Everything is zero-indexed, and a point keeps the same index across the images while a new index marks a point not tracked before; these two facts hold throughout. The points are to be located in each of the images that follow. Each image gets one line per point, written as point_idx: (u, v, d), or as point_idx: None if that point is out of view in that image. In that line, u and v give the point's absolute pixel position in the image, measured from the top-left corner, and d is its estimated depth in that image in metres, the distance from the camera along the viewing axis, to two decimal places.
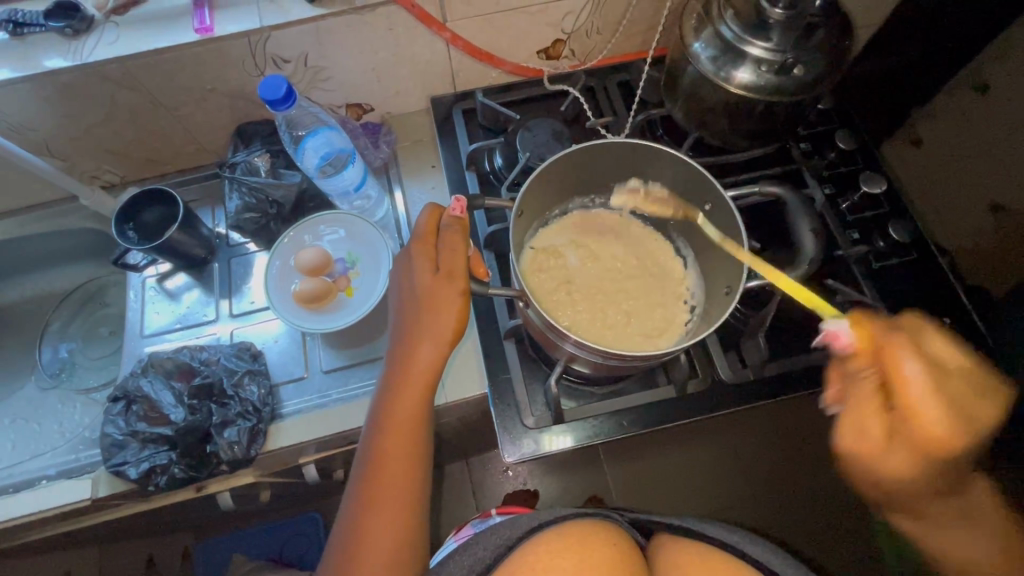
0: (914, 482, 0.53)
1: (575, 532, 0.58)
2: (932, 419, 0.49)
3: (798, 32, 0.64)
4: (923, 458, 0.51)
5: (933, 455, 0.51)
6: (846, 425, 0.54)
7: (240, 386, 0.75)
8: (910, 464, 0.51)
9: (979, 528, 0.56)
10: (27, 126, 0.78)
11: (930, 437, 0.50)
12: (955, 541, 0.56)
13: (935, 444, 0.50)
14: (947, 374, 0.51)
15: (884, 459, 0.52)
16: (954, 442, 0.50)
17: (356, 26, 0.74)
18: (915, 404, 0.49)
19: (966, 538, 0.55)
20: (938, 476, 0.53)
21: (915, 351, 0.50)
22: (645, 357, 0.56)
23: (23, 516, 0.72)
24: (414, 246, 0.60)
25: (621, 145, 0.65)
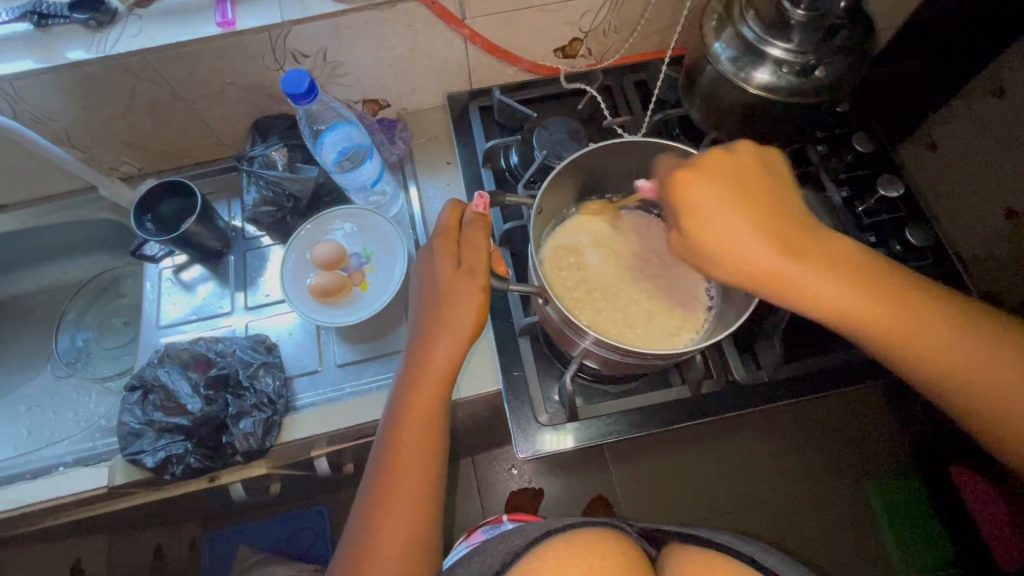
0: (797, 272, 0.51)
1: (585, 539, 0.59)
2: (725, 196, 0.51)
3: (820, 32, 0.63)
4: (751, 233, 0.51)
5: (750, 230, 0.51)
6: (679, 243, 0.55)
7: (256, 378, 0.76)
8: (760, 251, 0.51)
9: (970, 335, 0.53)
10: (48, 117, 0.79)
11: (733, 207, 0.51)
12: (870, 303, 0.52)
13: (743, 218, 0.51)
14: (729, 182, 0.52)
15: (721, 239, 0.51)
16: (758, 207, 0.52)
17: (375, 22, 0.75)
18: (717, 218, 0.51)
19: (870, 304, 0.52)
20: (803, 261, 0.51)
21: (698, 176, 0.51)
22: (663, 356, 0.56)
23: (40, 502, 0.72)
24: (435, 241, 0.61)
25: (642, 144, 0.65)
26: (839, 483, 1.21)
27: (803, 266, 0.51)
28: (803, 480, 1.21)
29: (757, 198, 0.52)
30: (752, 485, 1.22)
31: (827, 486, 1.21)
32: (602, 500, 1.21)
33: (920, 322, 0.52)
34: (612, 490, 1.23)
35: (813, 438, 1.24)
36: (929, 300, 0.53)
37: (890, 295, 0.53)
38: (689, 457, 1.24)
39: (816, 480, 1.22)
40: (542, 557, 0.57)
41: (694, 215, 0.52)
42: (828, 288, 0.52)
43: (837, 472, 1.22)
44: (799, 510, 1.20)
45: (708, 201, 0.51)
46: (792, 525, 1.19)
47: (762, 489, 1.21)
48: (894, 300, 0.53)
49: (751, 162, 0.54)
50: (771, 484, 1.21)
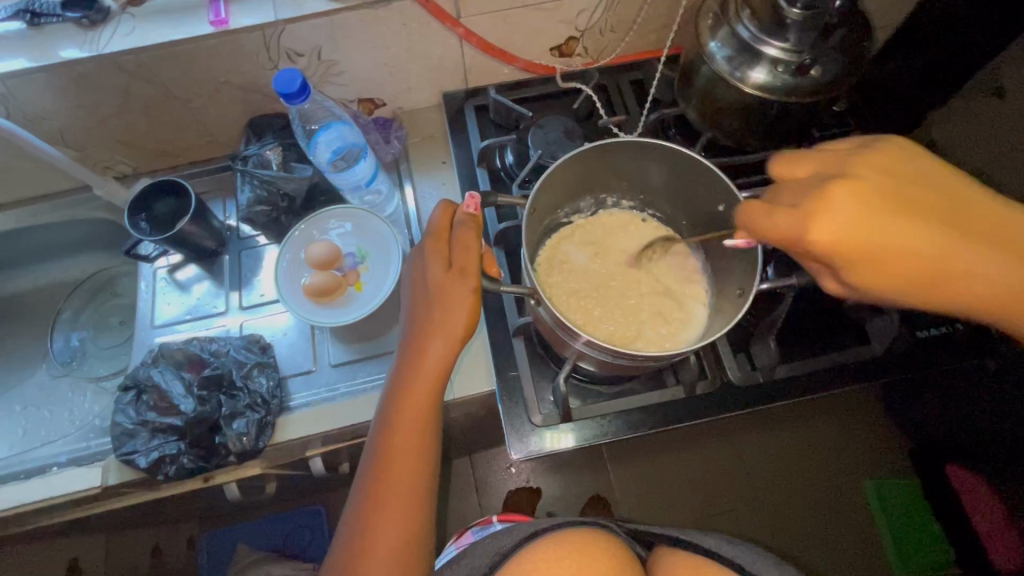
0: (931, 254, 0.42)
1: (574, 541, 0.59)
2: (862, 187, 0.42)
3: (817, 30, 0.63)
4: (904, 227, 0.42)
5: (900, 220, 0.42)
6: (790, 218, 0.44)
7: (249, 378, 0.75)
8: (885, 222, 0.42)
9: None
10: (42, 116, 0.78)
11: (874, 207, 0.42)
12: (1001, 286, 0.44)
13: (880, 211, 0.42)
14: (838, 168, 0.45)
15: (861, 236, 0.41)
16: (894, 195, 0.42)
17: (370, 21, 0.74)
18: (853, 214, 0.42)
19: (1011, 266, 0.43)
20: (953, 256, 0.42)
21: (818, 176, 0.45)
22: (656, 357, 0.56)
23: (33, 502, 0.72)
24: (427, 242, 0.60)
25: (636, 144, 0.65)
26: (836, 483, 1.21)
27: (954, 245, 0.42)
28: (800, 481, 1.21)
29: (905, 188, 0.43)
30: (749, 486, 1.21)
31: (824, 486, 1.21)
32: (599, 500, 1.21)
33: None
34: (609, 489, 1.23)
35: (807, 439, 1.24)
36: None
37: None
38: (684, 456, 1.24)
39: (814, 480, 1.21)
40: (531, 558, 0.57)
41: (831, 209, 0.42)
42: (980, 266, 0.43)
43: (834, 473, 1.22)
44: (797, 511, 1.20)
45: (844, 198, 0.42)
46: (788, 525, 1.19)
47: (759, 489, 1.21)
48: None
49: (884, 150, 0.45)
50: (769, 484, 1.21)
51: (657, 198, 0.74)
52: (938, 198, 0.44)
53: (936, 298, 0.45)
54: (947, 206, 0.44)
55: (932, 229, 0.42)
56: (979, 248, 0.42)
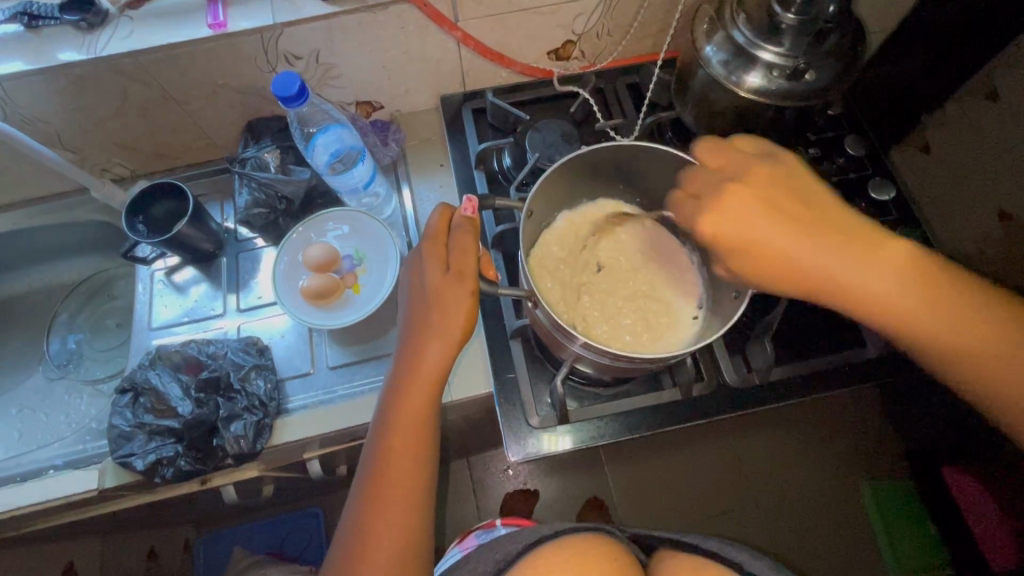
0: (818, 261, 0.53)
1: (578, 545, 0.59)
2: (749, 186, 0.54)
3: (811, 36, 0.64)
4: (778, 231, 0.53)
5: (777, 220, 0.53)
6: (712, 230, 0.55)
7: (247, 381, 0.75)
8: (781, 232, 0.53)
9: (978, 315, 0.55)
10: (39, 118, 0.78)
11: (756, 203, 0.53)
12: (896, 293, 0.54)
13: (765, 208, 0.53)
14: (737, 174, 0.56)
15: (755, 237, 0.53)
16: (776, 201, 0.54)
17: (368, 24, 0.75)
18: (752, 224, 0.53)
19: (899, 283, 0.54)
20: (826, 256, 0.53)
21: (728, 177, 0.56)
22: (651, 360, 0.56)
23: (29, 505, 0.72)
24: (424, 245, 0.60)
25: (633, 147, 0.65)
26: (833, 485, 1.22)
27: (816, 250, 0.53)
28: (797, 482, 1.22)
29: (784, 203, 0.54)
30: (747, 487, 1.22)
31: (820, 488, 1.21)
32: (597, 501, 1.22)
33: (935, 300, 0.54)
34: (606, 491, 1.24)
35: (806, 441, 1.23)
36: (942, 282, 0.55)
37: (905, 277, 0.54)
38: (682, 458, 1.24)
39: (811, 482, 1.22)
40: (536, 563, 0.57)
41: (723, 208, 0.54)
42: (846, 272, 0.53)
43: (831, 475, 1.22)
44: (793, 512, 1.21)
45: (731, 198, 0.54)
46: (783, 527, 1.19)
47: (756, 492, 1.21)
48: (904, 278, 0.54)
49: (777, 166, 0.56)
50: (766, 486, 1.21)
51: (653, 200, 0.75)
52: (829, 210, 0.55)
53: (827, 298, 0.56)
54: (843, 224, 0.55)
55: (802, 236, 0.53)
56: (843, 256, 0.54)
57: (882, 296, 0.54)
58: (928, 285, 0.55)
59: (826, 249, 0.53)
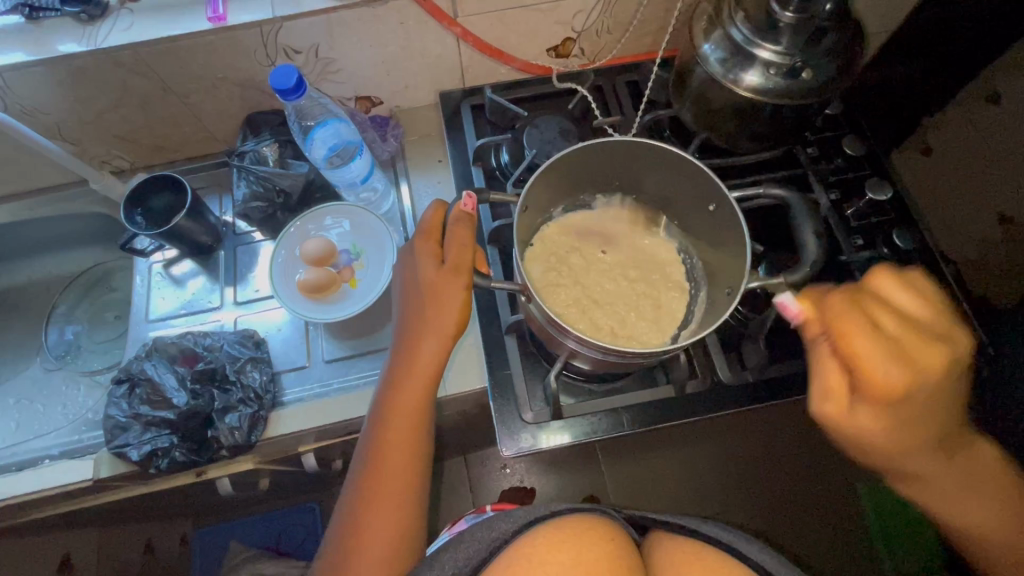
0: None
1: (572, 526, 0.56)
2: (918, 369, 0.47)
3: (808, 34, 0.64)
4: None
5: (896, 417, 0.49)
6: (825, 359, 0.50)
7: (243, 372, 0.76)
8: None
9: (909, 442, 0.52)
10: (39, 109, 0.78)
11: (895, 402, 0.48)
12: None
13: (919, 391, 0.48)
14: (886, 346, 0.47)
15: None
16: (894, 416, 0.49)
17: (367, 19, 0.74)
18: None
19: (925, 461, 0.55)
20: (941, 377, 0.48)
21: (864, 330, 0.47)
22: (645, 354, 0.56)
23: (25, 494, 0.73)
24: (419, 240, 0.61)
25: (624, 143, 0.65)
26: (835, 482, 1.25)
27: None
28: (800, 480, 1.25)
29: None
30: (742, 483, 1.24)
31: (829, 487, 1.25)
32: (592, 498, 1.23)
33: (907, 424, 0.50)
34: (602, 489, 1.25)
35: (801, 438, 1.27)
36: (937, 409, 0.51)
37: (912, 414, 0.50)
38: (676, 457, 1.27)
39: (820, 479, 1.25)
40: (530, 546, 0.54)
41: (903, 393, 0.47)
42: (912, 447, 0.53)
43: (836, 479, 1.25)
44: (797, 511, 1.23)
45: (903, 377, 0.47)
46: (785, 518, 1.22)
47: (754, 491, 1.24)
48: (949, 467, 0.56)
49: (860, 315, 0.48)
50: (758, 485, 1.24)
51: (648, 198, 0.75)
52: None
53: None
54: None
55: None
56: (931, 409, 0.51)
57: (912, 433, 0.52)
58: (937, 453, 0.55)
59: (959, 336, 0.49)
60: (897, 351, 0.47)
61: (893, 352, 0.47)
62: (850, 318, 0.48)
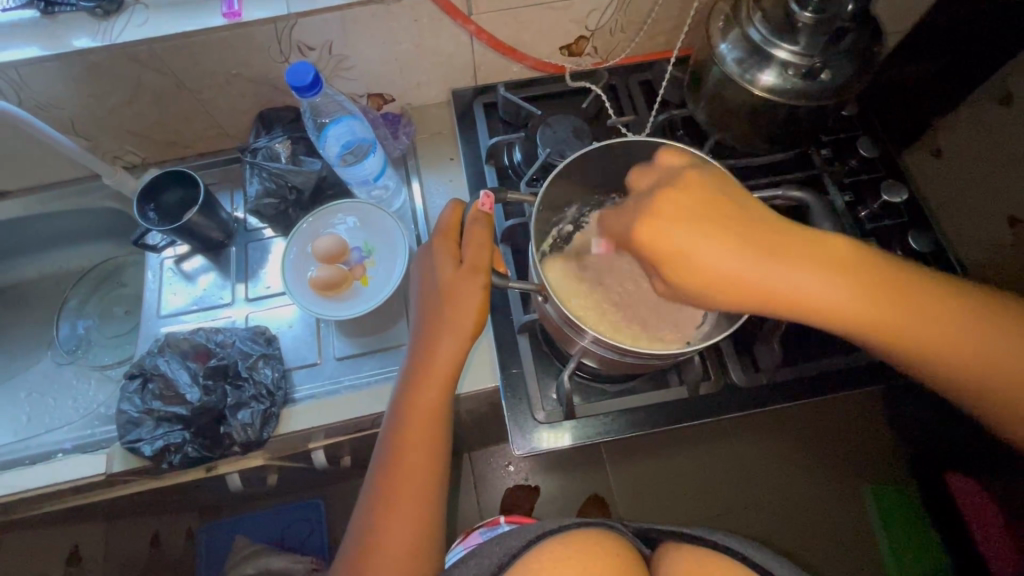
0: None
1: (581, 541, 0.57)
2: (682, 207, 0.49)
3: (829, 34, 0.63)
4: None
5: (720, 249, 0.49)
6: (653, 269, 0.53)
7: (255, 369, 0.76)
8: None
9: (789, 267, 0.50)
10: (53, 105, 0.79)
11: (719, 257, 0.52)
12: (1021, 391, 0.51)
13: (698, 229, 0.49)
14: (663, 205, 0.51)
15: None
16: (724, 241, 0.50)
17: (381, 16, 0.74)
18: None
19: (834, 285, 0.51)
20: (718, 199, 0.50)
21: (668, 213, 0.49)
22: (662, 356, 0.56)
23: (38, 488, 0.73)
24: (438, 240, 0.62)
25: (640, 143, 0.65)
26: (842, 483, 1.24)
27: None
28: (806, 481, 1.24)
29: None
30: (749, 484, 1.24)
31: (835, 489, 1.24)
32: (598, 498, 1.23)
33: (751, 253, 0.50)
34: (608, 489, 1.25)
35: (809, 439, 1.27)
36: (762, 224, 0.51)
37: (736, 239, 0.50)
38: (683, 458, 1.27)
39: (827, 481, 1.24)
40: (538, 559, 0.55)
41: (683, 247, 0.49)
42: (785, 279, 0.50)
43: (843, 480, 1.24)
44: (804, 512, 1.23)
45: (671, 212, 0.49)
46: (792, 519, 1.22)
47: (760, 492, 1.24)
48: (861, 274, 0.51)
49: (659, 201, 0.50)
50: (765, 485, 1.24)
51: None
52: None
53: None
54: None
55: None
56: (752, 244, 0.50)
57: (762, 256, 0.50)
58: (835, 267, 0.51)
59: (707, 169, 0.53)
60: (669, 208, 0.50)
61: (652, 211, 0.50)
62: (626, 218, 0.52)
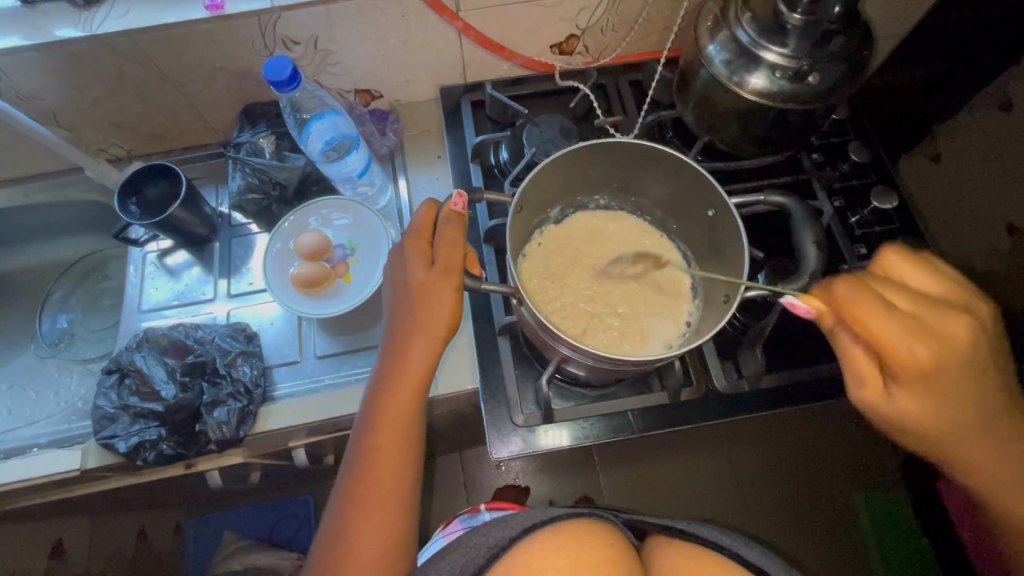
0: None
1: (569, 532, 0.58)
2: (949, 343, 0.45)
3: (816, 37, 0.62)
4: None
5: (954, 380, 0.46)
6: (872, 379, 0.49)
7: (233, 366, 0.75)
8: None
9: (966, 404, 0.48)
10: (34, 95, 0.78)
11: (925, 381, 0.46)
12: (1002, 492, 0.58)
13: (959, 367, 0.45)
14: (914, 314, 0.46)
15: None
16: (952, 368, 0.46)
17: (367, 11, 0.73)
18: None
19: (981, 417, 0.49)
20: (988, 346, 0.47)
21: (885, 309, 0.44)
22: (636, 362, 0.55)
23: (12, 483, 0.72)
24: (409, 241, 0.60)
25: (622, 145, 0.64)
26: (832, 491, 1.23)
27: None
28: (796, 487, 1.23)
29: None
30: (739, 490, 1.23)
31: (825, 496, 1.23)
32: (585, 499, 1.22)
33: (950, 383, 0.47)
34: (596, 491, 1.25)
35: (799, 445, 1.26)
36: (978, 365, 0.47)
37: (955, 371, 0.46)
38: (671, 462, 1.26)
39: (817, 489, 1.23)
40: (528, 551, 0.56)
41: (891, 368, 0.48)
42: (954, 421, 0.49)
43: (832, 487, 1.24)
44: (793, 518, 1.22)
45: (959, 345, 0.45)
46: (782, 524, 1.21)
47: (749, 496, 1.23)
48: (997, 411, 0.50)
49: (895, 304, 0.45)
50: (754, 491, 1.23)
51: (648, 201, 0.74)
52: None
53: None
54: None
55: None
56: (953, 407, 0.48)
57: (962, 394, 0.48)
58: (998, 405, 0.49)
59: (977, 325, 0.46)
60: (911, 322, 0.45)
61: (924, 323, 0.45)
62: (855, 297, 0.45)
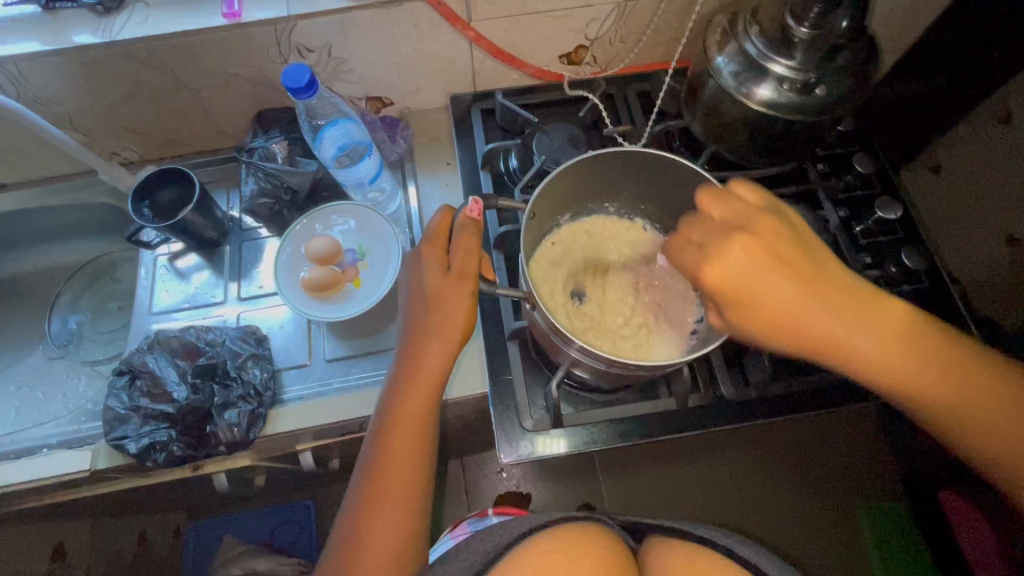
0: None
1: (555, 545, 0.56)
2: (738, 254, 0.49)
3: (822, 51, 0.63)
4: None
5: (771, 283, 0.49)
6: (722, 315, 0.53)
7: (244, 369, 0.76)
8: None
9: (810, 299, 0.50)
10: (51, 99, 0.79)
11: (742, 300, 0.50)
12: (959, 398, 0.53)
13: (749, 271, 0.49)
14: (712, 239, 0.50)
15: None
16: (773, 274, 0.49)
17: (380, 20, 0.75)
18: None
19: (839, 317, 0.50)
20: (777, 244, 0.50)
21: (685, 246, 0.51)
22: (646, 366, 0.56)
23: (22, 483, 0.73)
24: (425, 246, 0.61)
25: (630, 154, 0.65)
26: (835, 501, 1.23)
27: None
28: (800, 496, 1.23)
29: None
30: (743, 498, 1.23)
31: (828, 506, 1.23)
32: (587, 506, 1.22)
33: (775, 286, 0.49)
34: (598, 498, 1.24)
35: (806, 453, 1.25)
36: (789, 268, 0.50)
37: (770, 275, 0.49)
38: (676, 469, 1.25)
39: (821, 499, 1.23)
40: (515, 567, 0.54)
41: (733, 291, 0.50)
42: (809, 319, 0.50)
43: (835, 497, 1.23)
44: (797, 526, 1.22)
45: (740, 260, 0.49)
46: (785, 532, 1.21)
47: (753, 504, 1.23)
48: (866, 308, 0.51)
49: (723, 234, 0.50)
50: (758, 498, 1.23)
51: (658, 208, 0.75)
52: None
53: None
54: None
55: None
56: (798, 306, 0.50)
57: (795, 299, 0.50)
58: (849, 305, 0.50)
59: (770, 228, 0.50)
60: (721, 246, 0.49)
61: (705, 248, 0.50)
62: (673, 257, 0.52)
